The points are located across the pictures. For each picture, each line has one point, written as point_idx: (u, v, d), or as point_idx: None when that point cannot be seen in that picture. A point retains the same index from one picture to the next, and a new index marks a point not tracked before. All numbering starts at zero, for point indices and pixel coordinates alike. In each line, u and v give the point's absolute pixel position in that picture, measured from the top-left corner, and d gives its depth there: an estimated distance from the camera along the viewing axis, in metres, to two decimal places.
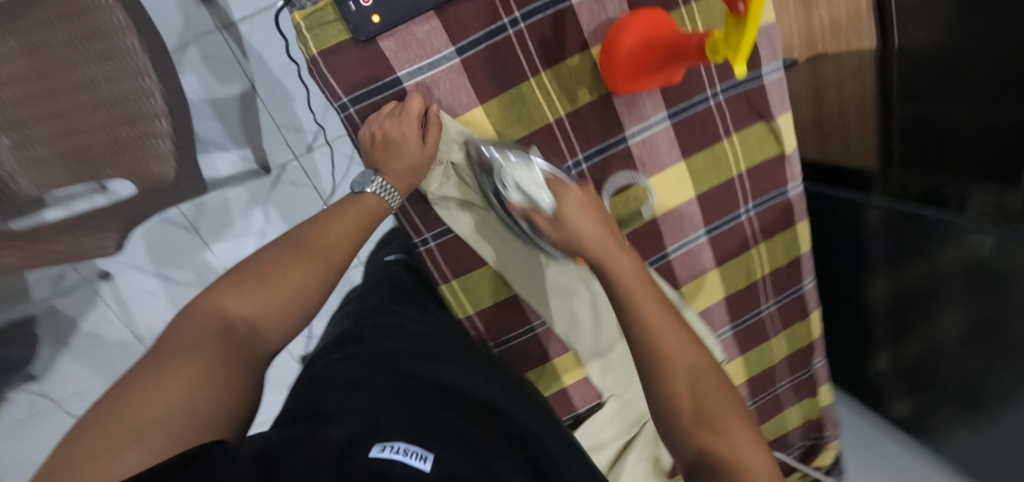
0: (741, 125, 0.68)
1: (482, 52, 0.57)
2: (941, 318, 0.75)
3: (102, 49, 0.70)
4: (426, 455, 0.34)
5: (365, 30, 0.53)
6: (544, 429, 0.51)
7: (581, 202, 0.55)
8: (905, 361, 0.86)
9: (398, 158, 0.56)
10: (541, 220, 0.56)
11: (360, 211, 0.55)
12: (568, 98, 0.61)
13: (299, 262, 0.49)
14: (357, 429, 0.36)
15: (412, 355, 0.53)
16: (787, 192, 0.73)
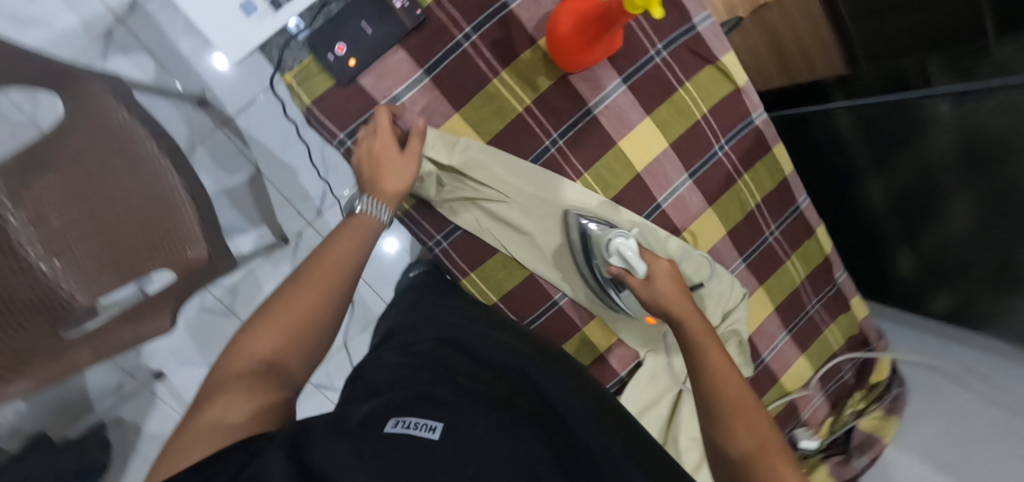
0: (691, 72, 0.74)
1: (446, 67, 0.65)
2: (946, 208, 0.79)
3: (129, 160, 0.81)
4: (434, 427, 0.39)
5: (343, 74, 0.62)
6: (567, 384, 0.55)
7: (666, 275, 0.64)
8: (921, 259, 0.89)
9: (383, 172, 0.61)
10: (633, 282, 0.64)
11: (352, 233, 0.59)
12: (530, 87, 0.68)
13: (301, 290, 0.53)
14: (398, 405, 0.42)
15: (450, 336, 0.60)
16: (753, 121, 0.78)
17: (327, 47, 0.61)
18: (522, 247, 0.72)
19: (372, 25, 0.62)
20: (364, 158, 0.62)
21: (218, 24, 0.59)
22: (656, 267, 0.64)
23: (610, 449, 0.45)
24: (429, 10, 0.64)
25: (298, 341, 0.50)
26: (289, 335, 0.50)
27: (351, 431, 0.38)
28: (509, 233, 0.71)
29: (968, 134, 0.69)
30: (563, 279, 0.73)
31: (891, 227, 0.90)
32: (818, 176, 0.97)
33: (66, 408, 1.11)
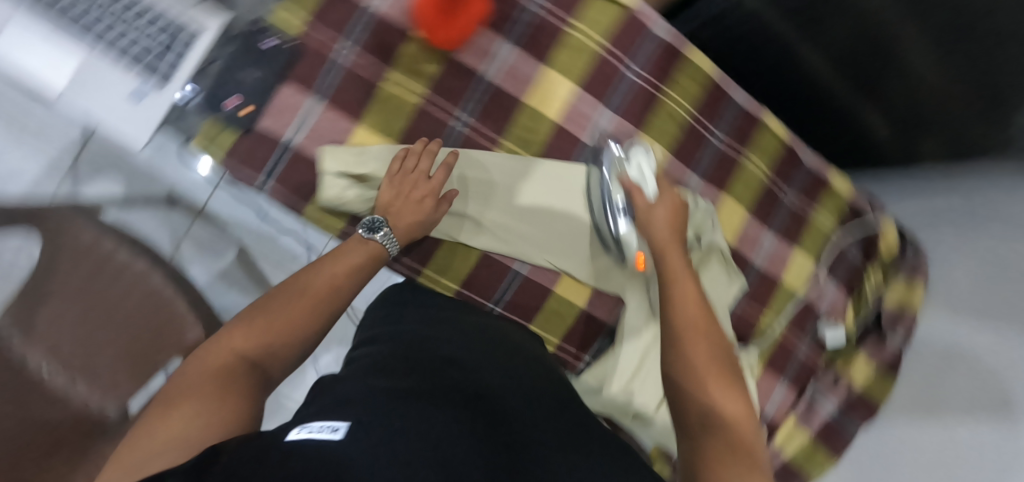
0: (575, 11, 0.74)
1: (335, 85, 0.67)
2: (904, 49, 0.74)
3: None
4: (338, 427, 0.33)
5: (242, 121, 0.65)
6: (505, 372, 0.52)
7: (668, 204, 0.64)
8: (893, 113, 0.83)
9: (407, 211, 0.64)
10: (638, 195, 0.65)
11: (362, 254, 0.59)
12: (420, 77, 0.69)
13: (297, 301, 0.53)
14: (310, 416, 0.37)
15: (391, 336, 0.55)
16: (656, 34, 0.77)
17: (220, 103, 0.65)
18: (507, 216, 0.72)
19: (254, 71, 0.65)
20: (400, 190, 0.64)
21: (117, 118, 0.63)
22: (664, 195, 0.65)
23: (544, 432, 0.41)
24: (301, 38, 0.66)
25: (282, 347, 0.50)
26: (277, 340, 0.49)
27: (257, 437, 0.33)
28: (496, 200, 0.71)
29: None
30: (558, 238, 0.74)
31: (848, 92, 0.84)
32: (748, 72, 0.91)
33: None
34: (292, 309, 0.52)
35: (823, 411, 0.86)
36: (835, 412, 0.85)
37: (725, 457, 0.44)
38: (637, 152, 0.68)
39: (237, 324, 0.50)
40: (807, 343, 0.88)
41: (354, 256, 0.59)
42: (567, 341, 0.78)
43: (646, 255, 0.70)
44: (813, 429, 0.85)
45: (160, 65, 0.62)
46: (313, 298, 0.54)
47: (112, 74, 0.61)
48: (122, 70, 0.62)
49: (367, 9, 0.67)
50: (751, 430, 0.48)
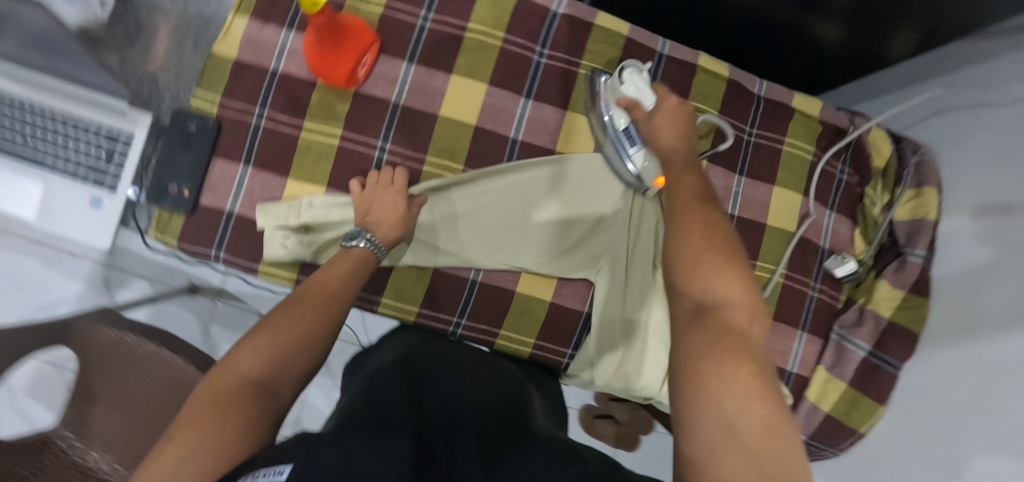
0: (467, 14, 0.74)
1: (259, 147, 0.71)
2: None
3: None
4: (281, 469, 0.30)
5: (184, 204, 0.70)
6: (460, 380, 0.53)
7: (672, 110, 0.64)
8: (842, 16, 0.73)
9: (382, 215, 0.65)
10: (637, 113, 0.66)
11: (349, 259, 0.57)
12: (334, 119, 0.72)
13: (296, 311, 0.48)
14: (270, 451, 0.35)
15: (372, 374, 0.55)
16: (557, 13, 0.76)
17: (163, 191, 0.70)
18: (501, 216, 0.72)
19: (185, 155, 0.70)
20: (373, 202, 0.67)
21: (80, 226, 0.68)
22: (664, 106, 0.65)
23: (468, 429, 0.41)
24: (220, 114, 0.71)
25: (289, 357, 0.44)
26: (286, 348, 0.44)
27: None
28: (486, 200, 0.72)
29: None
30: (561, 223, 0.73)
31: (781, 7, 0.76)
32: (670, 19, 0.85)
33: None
34: (297, 316, 0.47)
35: (855, 352, 0.79)
36: (869, 352, 0.79)
37: (719, 342, 0.42)
38: (628, 71, 0.66)
39: (242, 340, 0.45)
40: (817, 285, 0.81)
41: (344, 263, 0.57)
42: (544, 339, 0.76)
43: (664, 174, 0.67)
44: (847, 376, 0.79)
45: (109, 170, 0.68)
46: (318, 303, 0.49)
47: (69, 189, 0.68)
48: (77, 183, 0.68)
49: (270, 70, 0.71)
50: (748, 315, 0.45)
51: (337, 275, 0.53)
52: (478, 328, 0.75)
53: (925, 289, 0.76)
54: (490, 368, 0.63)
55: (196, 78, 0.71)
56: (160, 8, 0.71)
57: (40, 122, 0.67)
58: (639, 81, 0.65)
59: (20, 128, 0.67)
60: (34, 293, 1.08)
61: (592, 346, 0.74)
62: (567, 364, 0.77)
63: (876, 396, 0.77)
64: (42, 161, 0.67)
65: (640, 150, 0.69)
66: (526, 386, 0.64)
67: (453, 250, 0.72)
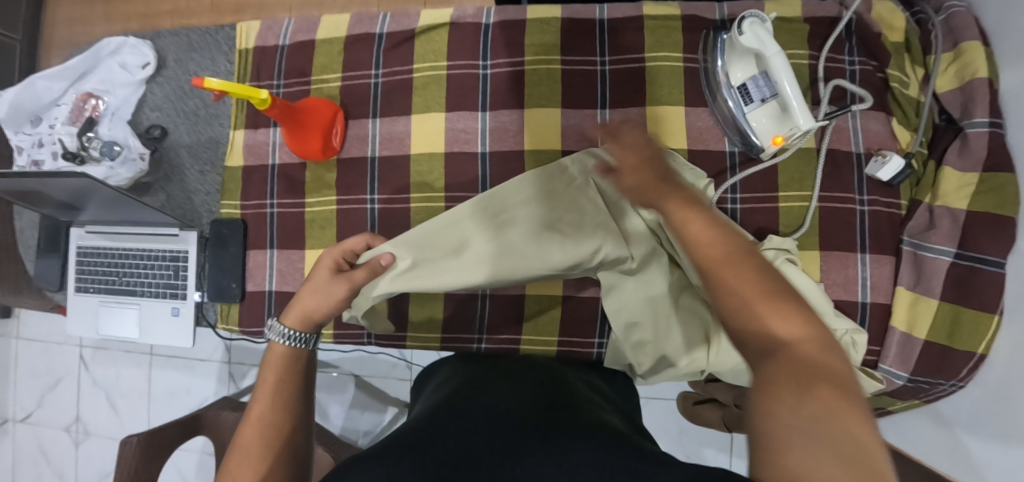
0: (411, 56, 0.80)
1: (278, 230, 0.82)
2: None
3: None
4: None
5: (236, 295, 0.82)
6: (516, 418, 0.47)
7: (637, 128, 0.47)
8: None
9: (298, 305, 0.58)
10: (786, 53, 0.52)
11: (271, 368, 0.53)
12: (327, 188, 0.81)
13: (241, 457, 0.46)
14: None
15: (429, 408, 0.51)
16: (488, 24, 0.78)
17: (218, 288, 0.83)
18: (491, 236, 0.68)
19: (226, 254, 0.82)
20: (307, 288, 0.60)
21: (168, 332, 0.84)
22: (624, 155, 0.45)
23: (524, 440, 0.42)
24: (243, 213, 0.83)
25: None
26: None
27: None
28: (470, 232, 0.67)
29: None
30: (561, 215, 0.67)
31: None
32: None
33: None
34: (244, 467, 0.45)
35: (938, 259, 0.65)
36: (955, 255, 0.65)
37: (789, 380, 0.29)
38: (748, 21, 0.64)
39: None
40: (865, 197, 0.69)
41: (270, 372, 0.52)
42: (567, 334, 0.75)
43: (779, 134, 0.66)
44: (937, 291, 0.65)
45: (180, 279, 0.83)
46: (253, 438, 0.47)
47: (158, 306, 0.84)
48: (160, 299, 0.84)
49: (269, 166, 0.82)
50: (820, 347, 0.31)
51: (263, 402, 0.49)
52: (501, 339, 0.76)
53: (1001, 162, 0.61)
54: (524, 372, 0.61)
55: (220, 191, 0.85)
56: (182, 143, 0.87)
57: (125, 261, 0.85)
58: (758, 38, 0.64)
59: (114, 270, 0.86)
60: (183, 398, 1.30)
61: (623, 346, 0.68)
62: (598, 354, 0.74)
63: (981, 306, 0.62)
64: (133, 290, 0.85)
65: (758, 106, 0.67)
66: (566, 387, 0.58)
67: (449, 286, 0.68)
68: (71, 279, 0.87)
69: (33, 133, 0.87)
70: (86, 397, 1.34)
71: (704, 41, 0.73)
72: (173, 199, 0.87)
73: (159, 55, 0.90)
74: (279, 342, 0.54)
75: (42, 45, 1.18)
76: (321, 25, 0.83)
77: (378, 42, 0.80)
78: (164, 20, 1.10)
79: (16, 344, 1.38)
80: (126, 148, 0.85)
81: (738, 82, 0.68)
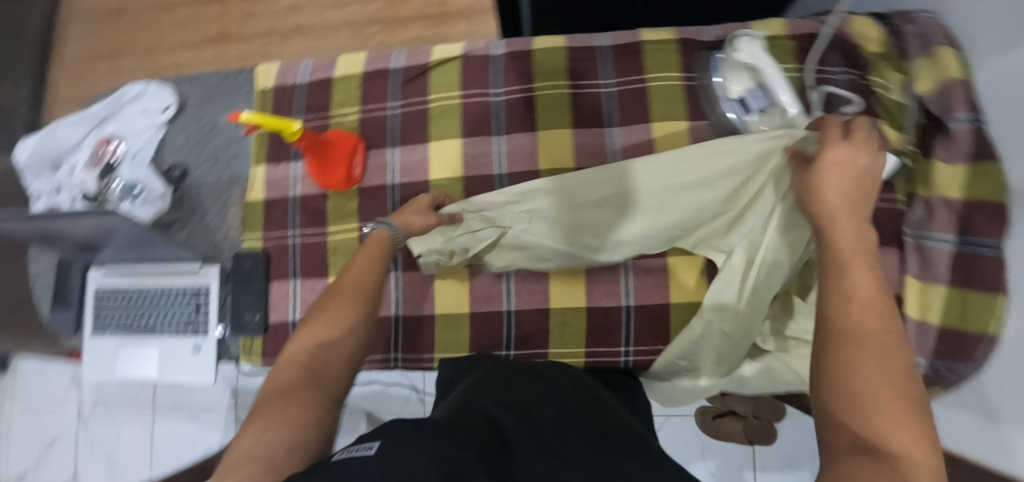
0: (426, 88, 0.84)
1: (300, 260, 0.83)
2: None
3: None
4: (373, 446, 0.36)
5: (258, 327, 0.82)
6: (565, 416, 0.47)
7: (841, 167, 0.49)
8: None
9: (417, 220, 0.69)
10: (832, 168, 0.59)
11: (370, 249, 0.58)
12: (349, 216, 0.83)
13: (329, 306, 0.49)
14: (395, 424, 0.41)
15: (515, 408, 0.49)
16: (498, 55, 0.84)
17: (240, 323, 0.83)
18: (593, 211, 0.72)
19: (249, 287, 0.83)
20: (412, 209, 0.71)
21: (190, 371, 0.83)
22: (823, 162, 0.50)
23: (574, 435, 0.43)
24: (266, 246, 0.85)
25: (334, 347, 0.45)
26: (318, 352, 0.45)
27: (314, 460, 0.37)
28: (593, 201, 0.71)
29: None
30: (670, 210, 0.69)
31: None
32: (601, 19, 0.85)
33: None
34: (325, 317, 0.48)
35: (939, 247, 0.69)
36: (957, 241, 0.67)
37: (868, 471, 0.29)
38: (742, 40, 0.72)
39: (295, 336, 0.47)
40: None
41: (367, 254, 0.57)
42: (594, 344, 0.76)
43: None
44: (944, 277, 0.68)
45: (201, 314, 0.84)
46: (345, 293, 0.51)
47: (179, 343, 0.84)
48: (181, 336, 0.84)
49: (290, 198, 0.85)
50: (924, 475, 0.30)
51: (361, 266, 0.54)
52: (528, 354, 0.77)
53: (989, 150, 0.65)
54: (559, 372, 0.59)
55: (242, 226, 0.87)
56: (203, 182, 0.90)
57: (143, 299, 0.85)
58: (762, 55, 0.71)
59: (133, 310, 0.85)
60: (187, 448, 1.24)
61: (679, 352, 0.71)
62: (627, 363, 0.75)
63: (989, 286, 0.63)
64: (151, 329, 0.84)
65: (757, 115, 0.71)
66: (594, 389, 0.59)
67: (549, 255, 0.73)
68: (87, 323, 0.87)
69: (51, 179, 0.89)
70: (85, 453, 1.28)
71: (699, 61, 0.79)
72: (193, 234, 0.88)
73: (179, 98, 0.93)
74: (383, 230, 0.62)
75: (46, 99, 1.18)
76: (339, 64, 0.87)
77: (395, 77, 0.85)
78: (174, 70, 1.14)
79: (11, 401, 1.33)
80: (147, 188, 0.87)
81: (736, 95, 0.73)
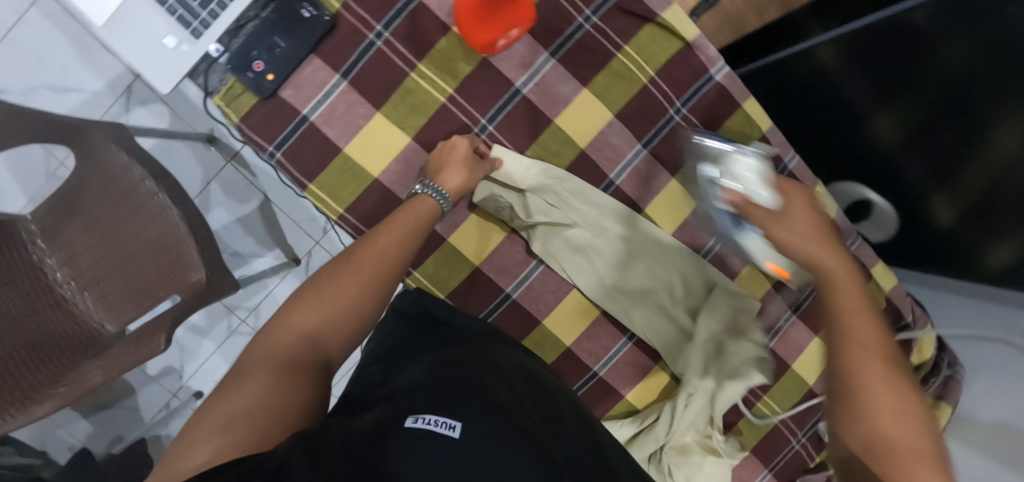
0: (628, 35, 0.68)
1: (363, 66, 0.66)
2: (984, 134, 0.62)
3: (136, 205, 0.82)
4: (453, 424, 0.41)
5: (263, 89, 0.64)
6: (570, 401, 0.54)
7: (808, 214, 0.47)
8: (962, 201, 0.68)
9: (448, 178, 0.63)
10: (761, 217, 0.47)
11: (414, 214, 0.59)
12: (450, 76, 0.66)
13: (351, 275, 0.52)
14: (436, 395, 0.45)
15: (519, 366, 0.55)
16: (712, 77, 0.70)
17: (248, 63, 0.64)
18: (642, 263, 0.72)
19: (287, 40, 0.64)
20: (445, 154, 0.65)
21: (146, 54, 0.61)
22: (794, 213, 0.47)
23: (577, 418, 0.51)
24: (340, 15, 0.65)
25: (343, 323, 0.50)
26: (322, 326, 0.49)
27: (373, 435, 0.40)
28: (642, 260, 0.72)
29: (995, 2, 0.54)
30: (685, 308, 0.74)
31: (914, 170, 0.71)
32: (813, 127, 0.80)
33: (112, 435, 1.19)
34: (353, 277, 0.52)
35: None
36: None
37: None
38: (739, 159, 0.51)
39: (297, 299, 0.52)
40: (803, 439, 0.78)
41: (411, 213, 0.59)
42: None
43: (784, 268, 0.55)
44: None
45: (199, 14, 0.61)
46: (373, 258, 0.54)
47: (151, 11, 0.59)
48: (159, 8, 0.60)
49: None
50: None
51: (390, 238, 0.56)
52: None
53: None
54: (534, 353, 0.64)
55: None
56: None
57: None
58: (756, 160, 0.51)
59: None
60: (53, 73, 1.04)
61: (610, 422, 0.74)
62: None
63: None
64: None
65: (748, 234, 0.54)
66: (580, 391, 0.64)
67: (576, 271, 0.71)
68: None
69: None
70: None
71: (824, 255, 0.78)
72: None
73: None
74: (428, 196, 0.61)
75: None
76: None
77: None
78: None
79: None
80: None
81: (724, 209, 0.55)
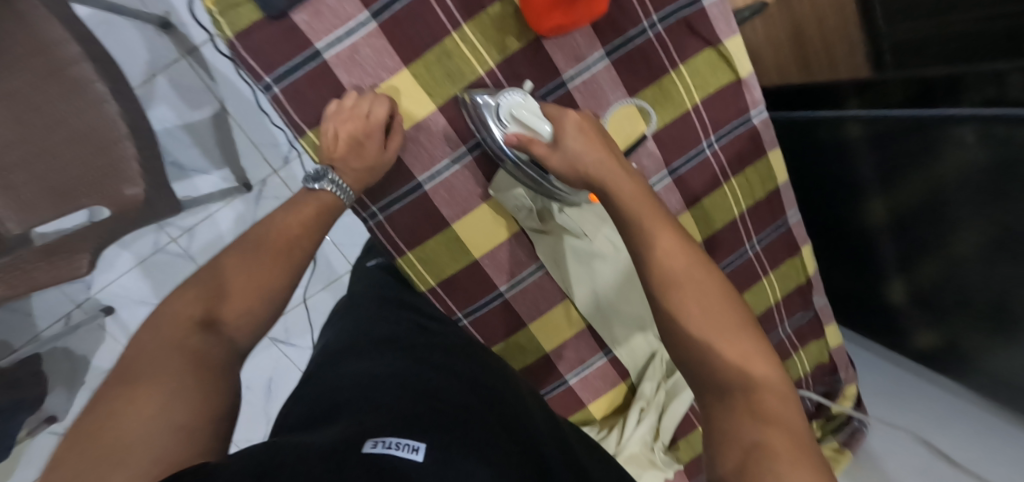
0: (687, 53, 0.64)
1: (399, 10, 0.56)
2: (952, 239, 0.65)
3: (61, 87, 0.64)
4: (417, 447, 0.33)
5: (272, 7, 0.53)
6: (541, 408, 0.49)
7: (581, 125, 0.53)
8: (918, 286, 0.74)
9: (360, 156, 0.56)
10: (541, 150, 0.54)
11: (314, 207, 0.54)
12: (495, 49, 0.59)
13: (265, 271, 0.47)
14: (396, 416, 0.37)
15: (478, 367, 0.50)
16: (751, 119, 0.69)
17: None
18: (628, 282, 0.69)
19: None
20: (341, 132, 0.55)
21: None
22: (569, 146, 0.53)
23: (550, 427, 0.47)
24: None
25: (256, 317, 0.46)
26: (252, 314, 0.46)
27: (331, 455, 0.30)
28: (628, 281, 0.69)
29: (1012, 151, 0.53)
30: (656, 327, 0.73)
31: (890, 250, 0.75)
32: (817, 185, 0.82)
33: None
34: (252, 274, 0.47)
35: None
36: None
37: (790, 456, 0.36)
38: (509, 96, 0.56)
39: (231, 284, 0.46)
40: None
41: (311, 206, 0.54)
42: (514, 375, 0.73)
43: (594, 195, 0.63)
44: None
45: None
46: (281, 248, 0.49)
47: None
48: None
49: None
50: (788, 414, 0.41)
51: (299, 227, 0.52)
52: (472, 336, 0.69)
53: None
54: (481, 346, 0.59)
55: None
56: None
57: None
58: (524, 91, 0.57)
59: None
60: None
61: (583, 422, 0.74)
62: None
63: None
64: None
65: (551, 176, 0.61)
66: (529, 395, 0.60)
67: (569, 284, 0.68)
68: None
69: None
70: None
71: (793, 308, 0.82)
72: None
73: None
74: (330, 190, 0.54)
75: None
76: None
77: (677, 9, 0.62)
78: None
79: None
80: None
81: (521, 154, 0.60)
